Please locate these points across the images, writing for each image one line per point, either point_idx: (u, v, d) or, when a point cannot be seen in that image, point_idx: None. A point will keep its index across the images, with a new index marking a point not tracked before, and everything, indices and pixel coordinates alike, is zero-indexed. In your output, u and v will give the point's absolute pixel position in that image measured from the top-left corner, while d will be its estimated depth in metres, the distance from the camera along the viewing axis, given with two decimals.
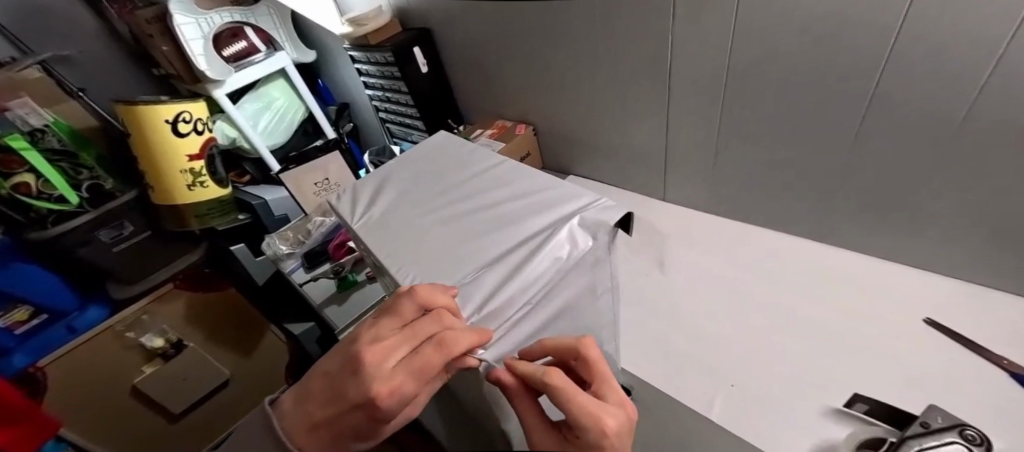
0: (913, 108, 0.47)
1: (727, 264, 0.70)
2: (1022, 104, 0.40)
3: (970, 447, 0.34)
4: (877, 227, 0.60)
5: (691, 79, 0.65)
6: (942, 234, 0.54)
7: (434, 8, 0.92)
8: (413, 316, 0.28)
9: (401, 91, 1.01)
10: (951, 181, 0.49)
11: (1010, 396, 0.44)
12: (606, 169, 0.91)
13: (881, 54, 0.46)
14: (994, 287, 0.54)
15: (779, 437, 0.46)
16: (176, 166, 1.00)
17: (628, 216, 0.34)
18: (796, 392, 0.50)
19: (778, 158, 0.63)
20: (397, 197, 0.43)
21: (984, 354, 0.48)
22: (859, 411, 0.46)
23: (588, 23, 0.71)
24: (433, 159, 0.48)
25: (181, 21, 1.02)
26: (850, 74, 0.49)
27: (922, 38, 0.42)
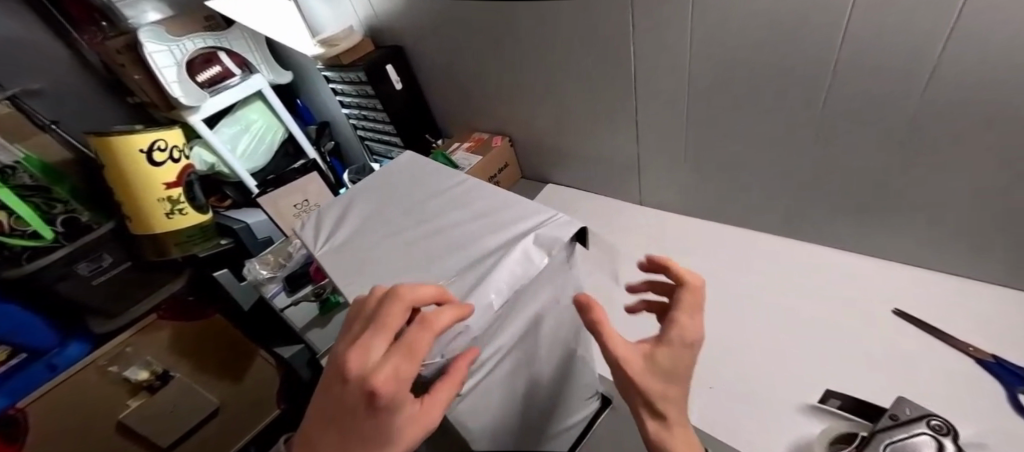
0: (874, 101, 0.49)
1: (735, 269, 0.70)
2: (973, 90, 0.42)
3: (936, 438, 0.35)
4: (859, 217, 0.61)
5: (658, 85, 0.67)
6: (919, 222, 0.56)
7: (405, 27, 0.93)
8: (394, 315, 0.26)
9: (377, 109, 1.01)
10: (927, 170, 0.50)
11: (971, 385, 0.47)
12: (583, 175, 0.93)
13: (833, 50, 0.48)
14: (965, 276, 0.57)
15: (757, 436, 0.48)
16: (153, 195, 1.00)
17: (583, 230, 0.34)
18: (776, 391, 0.51)
19: (753, 155, 0.65)
20: (363, 221, 0.43)
21: (953, 342, 0.51)
22: (835, 407, 0.47)
23: (554, 35, 0.72)
24: (399, 182, 0.48)
25: (153, 49, 1.02)
26: (808, 71, 0.51)
27: (868, 35, 0.45)
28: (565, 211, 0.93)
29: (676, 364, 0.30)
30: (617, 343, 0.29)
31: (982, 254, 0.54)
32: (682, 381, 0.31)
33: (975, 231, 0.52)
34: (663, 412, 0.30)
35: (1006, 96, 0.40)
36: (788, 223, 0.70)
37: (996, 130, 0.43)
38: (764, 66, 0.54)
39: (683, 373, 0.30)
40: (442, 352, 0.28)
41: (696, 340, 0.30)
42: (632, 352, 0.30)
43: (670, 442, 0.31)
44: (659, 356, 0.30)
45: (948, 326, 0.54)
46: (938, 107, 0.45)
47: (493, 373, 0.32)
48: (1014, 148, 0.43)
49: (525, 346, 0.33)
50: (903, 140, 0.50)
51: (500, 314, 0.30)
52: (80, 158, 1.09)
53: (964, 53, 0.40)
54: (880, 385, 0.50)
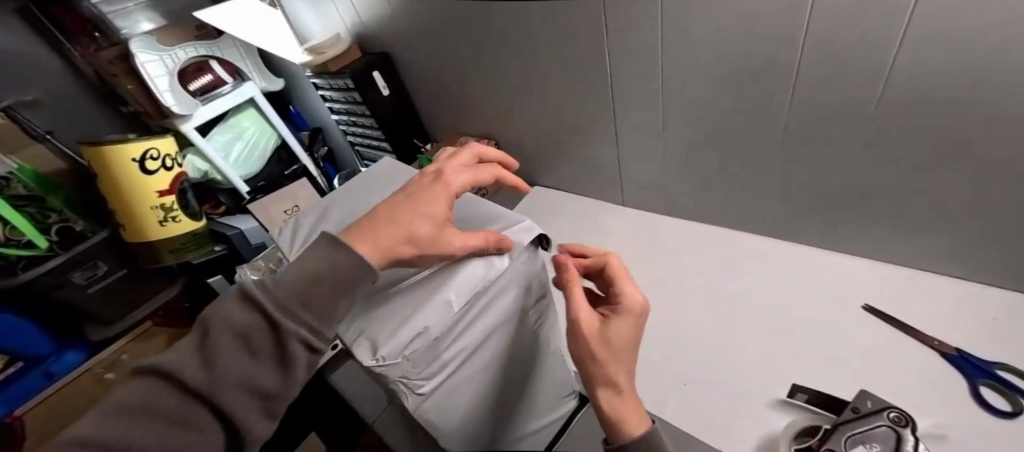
0: (853, 102, 0.49)
1: (724, 269, 0.71)
2: (952, 89, 0.42)
3: (895, 429, 0.36)
4: (845, 216, 0.62)
5: (638, 90, 0.68)
6: (908, 219, 0.56)
7: (391, 34, 0.94)
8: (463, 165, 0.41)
9: (365, 114, 1.03)
10: (921, 168, 0.50)
11: (935, 377, 0.50)
12: (567, 177, 0.94)
13: (807, 52, 0.49)
14: (929, 271, 0.60)
15: (731, 431, 0.50)
16: (147, 203, 1.00)
17: (542, 237, 0.38)
18: (745, 389, 0.53)
19: (737, 156, 0.65)
20: (339, 226, 0.44)
21: (918, 336, 0.53)
22: (802, 401, 0.49)
23: (535, 41, 0.73)
24: (376, 186, 0.49)
25: (144, 59, 1.03)
26: (785, 72, 0.52)
27: (841, 37, 0.45)
28: (552, 213, 0.94)
29: (627, 328, 0.31)
30: (574, 296, 0.32)
31: (975, 250, 0.54)
32: (633, 351, 0.31)
33: (942, 227, 0.54)
34: (612, 379, 0.30)
35: (963, 98, 0.42)
36: (775, 223, 0.71)
37: (955, 131, 0.45)
38: (742, 69, 0.55)
39: (634, 342, 0.31)
40: (403, 351, 0.29)
41: (642, 306, 0.32)
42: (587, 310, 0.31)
43: (621, 416, 0.30)
44: (613, 320, 0.31)
45: (912, 319, 0.56)
46: (902, 109, 0.47)
47: (459, 373, 0.33)
48: (1017, 146, 0.43)
49: (494, 345, 0.35)
50: (892, 140, 0.50)
51: (462, 316, 0.32)
52: (73, 168, 1.10)
53: (924, 57, 0.42)
54: (845, 379, 0.52)
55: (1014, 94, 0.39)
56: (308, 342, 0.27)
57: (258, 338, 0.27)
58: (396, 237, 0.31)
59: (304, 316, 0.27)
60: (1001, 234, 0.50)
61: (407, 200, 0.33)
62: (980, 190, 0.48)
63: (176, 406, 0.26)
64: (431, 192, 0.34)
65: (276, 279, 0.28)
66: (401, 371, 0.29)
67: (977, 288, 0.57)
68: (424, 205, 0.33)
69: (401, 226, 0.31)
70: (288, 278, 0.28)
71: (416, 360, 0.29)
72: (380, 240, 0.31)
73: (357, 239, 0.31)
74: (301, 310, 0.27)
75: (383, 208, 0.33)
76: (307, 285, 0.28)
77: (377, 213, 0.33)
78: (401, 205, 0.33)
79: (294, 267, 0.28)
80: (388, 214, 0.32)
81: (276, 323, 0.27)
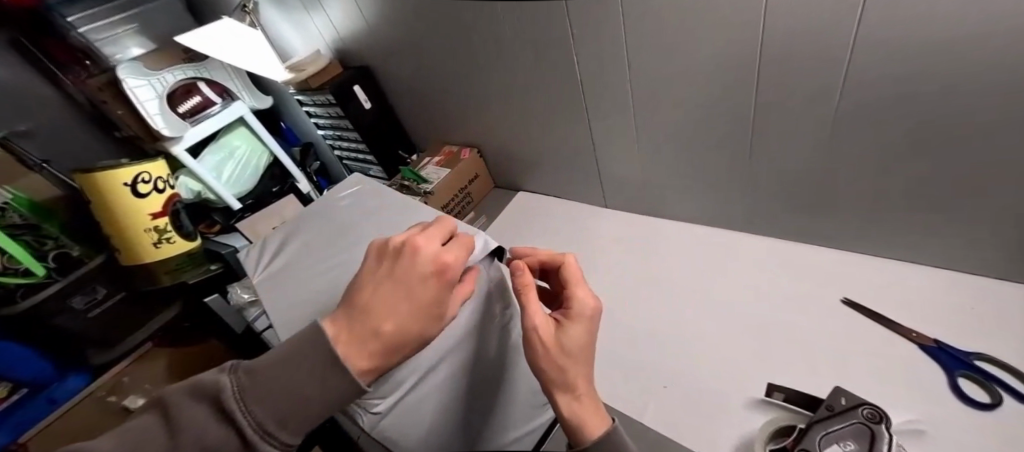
0: (821, 92, 0.50)
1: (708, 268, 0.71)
2: (917, 75, 0.42)
3: (869, 426, 0.35)
4: (824, 209, 0.62)
5: (613, 91, 0.68)
6: (885, 209, 0.56)
7: (369, 48, 0.95)
8: (428, 245, 0.32)
9: (348, 128, 1.04)
10: (894, 157, 0.50)
11: (912, 367, 0.50)
12: (550, 181, 0.94)
13: (771, 43, 0.49)
14: (908, 260, 0.60)
15: (708, 435, 0.49)
16: (140, 224, 1.00)
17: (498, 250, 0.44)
18: (724, 391, 0.53)
19: (712, 153, 0.66)
20: (301, 248, 0.48)
21: (896, 328, 0.53)
22: (780, 400, 0.47)
23: (508, 47, 0.74)
24: (340, 206, 0.52)
25: (133, 84, 1.05)
26: (752, 65, 0.52)
27: (802, 27, 0.45)
28: (537, 218, 0.94)
29: (582, 332, 0.35)
30: (532, 307, 0.35)
31: (953, 236, 0.54)
32: (587, 354, 0.35)
33: (917, 214, 0.54)
34: (571, 378, 0.33)
35: (923, 85, 0.43)
36: (756, 220, 0.71)
37: (919, 118, 0.45)
38: (709, 63, 0.55)
39: (587, 343, 0.35)
40: None
41: (593, 310, 0.36)
42: (544, 318, 0.35)
43: (582, 415, 0.33)
44: (569, 326, 0.35)
45: (891, 312, 0.56)
46: (866, 98, 0.47)
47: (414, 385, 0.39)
48: (985, 129, 0.42)
49: (448, 358, 0.41)
50: (865, 129, 0.50)
51: None
52: (70, 195, 1.10)
53: (885, 45, 0.42)
54: (823, 373, 0.52)
55: (976, 77, 0.39)
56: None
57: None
58: (409, 351, 0.30)
59: (282, 440, 0.27)
60: (975, 220, 0.50)
61: (413, 303, 0.30)
62: (948, 177, 0.48)
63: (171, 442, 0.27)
64: (437, 295, 0.31)
65: (259, 399, 0.27)
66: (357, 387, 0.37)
67: (955, 276, 0.57)
68: (432, 315, 0.30)
69: (407, 344, 0.30)
70: (271, 404, 0.27)
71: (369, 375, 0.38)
72: (385, 359, 0.29)
73: (366, 354, 0.29)
74: (280, 434, 0.27)
75: (377, 326, 0.28)
76: (301, 414, 0.27)
77: (373, 332, 0.29)
78: (403, 321, 0.29)
79: (280, 391, 0.28)
80: (385, 334, 0.29)
81: (252, 444, 0.27)
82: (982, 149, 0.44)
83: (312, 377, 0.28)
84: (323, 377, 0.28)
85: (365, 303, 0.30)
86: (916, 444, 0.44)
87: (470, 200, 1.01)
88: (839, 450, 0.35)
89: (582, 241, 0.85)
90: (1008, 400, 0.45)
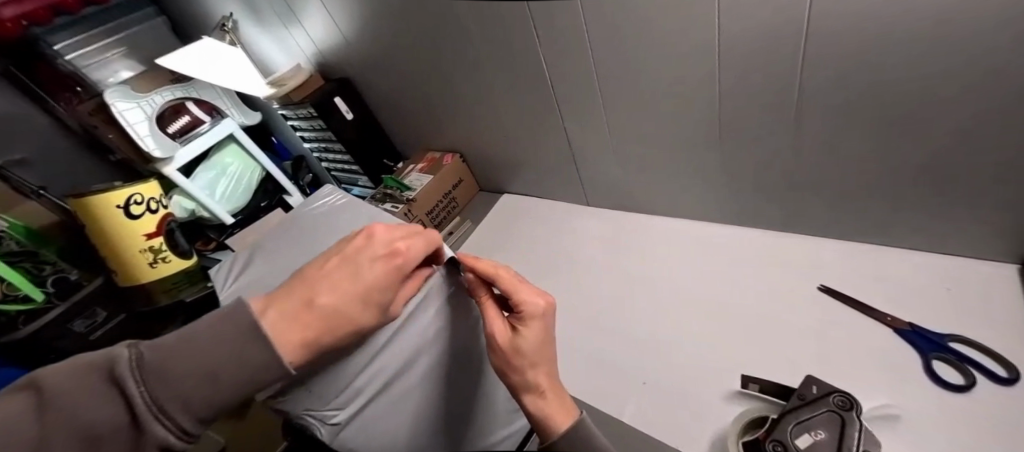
0: (802, 78, 0.49)
1: (692, 262, 0.71)
2: (894, 57, 0.42)
3: (842, 414, 0.36)
4: (806, 198, 0.61)
5: (593, 88, 0.68)
6: (862, 195, 0.56)
7: (350, 60, 0.96)
8: (391, 231, 0.35)
9: (333, 140, 1.05)
10: (873, 141, 0.50)
11: (886, 354, 0.50)
12: (534, 183, 0.95)
13: (749, 33, 0.49)
14: (886, 244, 0.60)
15: (690, 432, 0.49)
16: (135, 246, 0.99)
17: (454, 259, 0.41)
18: (704, 386, 0.53)
19: (689, 146, 0.66)
20: (269, 264, 0.48)
21: (872, 314, 0.53)
22: (755, 391, 0.48)
23: (484, 51, 0.74)
24: (313, 221, 0.52)
25: (123, 107, 1.04)
26: (732, 55, 0.52)
27: (783, 14, 0.45)
28: (522, 219, 0.94)
29: (535, 332, 0.35)
30: (489, 315, 0.37)
31: (932, 219, 0.53)
32: (547, 352, 0.36)
33: (891, 196, 0.54)
34: (530, 377, 0.34)
35: (899, 67, 0.42)
36: (737, 212, 0.70)
37: (899, 100, 0.45)
38: (688, 55, 0.55)
39: (544, 341, 0.36)
40: None
41: (543, 306, 0.36)
42: (500, 324, 0.37)
43: (547, 412, 0.34)
44: (521, 328, 0.36)
45: (868, 297, 0.56)
46: (844, 83, 0.47)
47: (381, 399, 0.39)
48: (963, 109, 0.42)
49: (416, 368, 0.41)
50: (844, 115, 0.50)
51: None
52: (64, 221, 1.11)
53: (865, 27, 0.41)
54: (802, 363, 0.52)
55: (938, 57, 0.40)
56: (169, 444, 0.24)
57: (113, 433, 0.24)
58: (336, 340, 0.29)
59: (177, 421, 0.24)
60: (952, 202, 0.50)
61: (363, 283, 0.31)
62: (930, 160, 0.48)
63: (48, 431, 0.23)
64: (382, 279, 0.32)
65: (159, 374, 0.24)
66: (303, 402, 0.37)
67: (931, 257, 0.57)
68: (371, 295, 0.31)
69: (341, 322, 0.30)
70: (174, 382, 0.24)
71: (314, 392, 0.37)
72: (316, 333, 0.29)
73: (290, 332, 0.27)
74: (177, 415, 0.24)
75: (314, 296, 0.29)
76: (206, 395, 0.24)
77: (307, 303, 0.29)
78: (338, 296, 0.30)
79: (181, 370, 0.24)
80: (320, 308, 0.29)
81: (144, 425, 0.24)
82: (944, 128, 0.44)
83: (225, 357, 0.25)
84: (241, 358, 0.25)
85: (310, 276, 0.31)
86: (889, 429, 0.44)
87: (456, 204, 1.02)
88: (810, 438, 0.35)
89: (567, 241, 0.85)
90: (982, 381, 0.45)
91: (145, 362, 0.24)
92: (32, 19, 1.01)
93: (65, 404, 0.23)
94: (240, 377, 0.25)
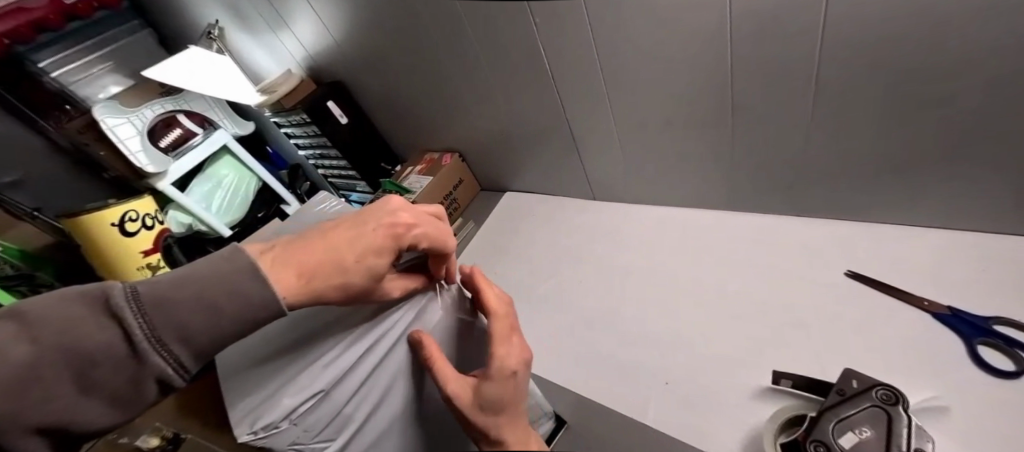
0: (816, 61, 0.46)
1: (708, 254, 0.68)
2: (910, 36, 0.39)
3: (885, 409, 0.33)
4: (823, 184, 0.58)
5: (592, 78, 0.65)
6: (882, 181, 0.53)
7: (341, 63, 0.94)
8: (412, 212, 0.35)
9: (327, 146, 1.03)
10: (890, 125, 0.47)
11: (919, 340, 0.48)
12: (535, 179, 0.92)
13: (757, 15, 0.46)
14: (907, 226, 0.57)
15: (716, 432, 0.47)
16: (132, 265, 0.97)
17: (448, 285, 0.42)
18: (723, 387, 0.51)
19: (699, 135, 0.63)
20: None
21: (906, 298, 0.51)
22: (787, 387, 0.46)
23: (479, 44, 0.71)
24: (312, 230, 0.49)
25: (113, 123, 1.01)
26: (742, 38, 0.49)
27: None
28: (524, 219, 0.91)
29: (499, 387, 0.29)
30: (444, 375, 0.32)
31: (958, 202, 0.50)
32: (518, 405, 0.30)
33: (908, 178, 0.51)
34: (496, 436, 0.28)
35: (916, 48, 0.40)
36: (750, 201, 0.67)
37: (918, 83, 0.42)
38: (692, 43, 0.52)
39: (514, 397, 0.30)
40: (281, 420, 0.31)
41: (512, 362, 0.31)
42: (460, 383, 0.31)
43: None
44: (483, 385, 0.30)
45: (898, 281, 0.53)
46: (859, 64, 0.44)
47: (376, 418, 0.36)
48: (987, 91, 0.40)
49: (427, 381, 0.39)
50: (860, 98, 0.47)
51: (356, 369, 0.34)
52: (60, 240, 1.07)
53: (878, 10, 0.39)
54: (831, 355, 0.49)
55: (954, 27, 0.37)
56: (165, 379, 0.25)
57: (105, 368, 0.24)
58: (325, 299, 0.31)
59: (176, 353, 0.24)
60: (983, 186, 0.47)
61: (361, 252, 0.31)
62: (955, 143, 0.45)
63: (21, 364, 0.22)
64: (379, 246, 0.32)
65: (158, 305, 0.24)
66: (291, 436, 0.31)
67: (954, 235, 0.54)
68: (363, 264, 0.31)
69: (332, 274, 0.31)
70: (174, 308, 0.24)
71: (304, 424, 0.32)
72: (309, 277, 0.30)
73: (288, 281, 0.29)
74: (176, 347, 0.24)
75: (320, 252, 0.31)
76: (203, 323, 0.24)
77: (312, 257, 0.31)
78: (335, 249, 0.31)
79: (181, 301, 0.24)
80: (319, 256, 0.31)
81: (139, 353, 0.24)
82: (963, 105, 0.41)
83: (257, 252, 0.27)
84: None
85: (325, 231, 0.34)
86: (939, 425, 0.41)
87: (457, 205, 0.99)
88: (854, 437, 0.33)
89: (574, 238, 0.82)
90: None
91: (142, 295, 0.24)
92: (14, 38, 0.98)
93: (55, 334, 0.23)
94: (241, 314, 0.25)
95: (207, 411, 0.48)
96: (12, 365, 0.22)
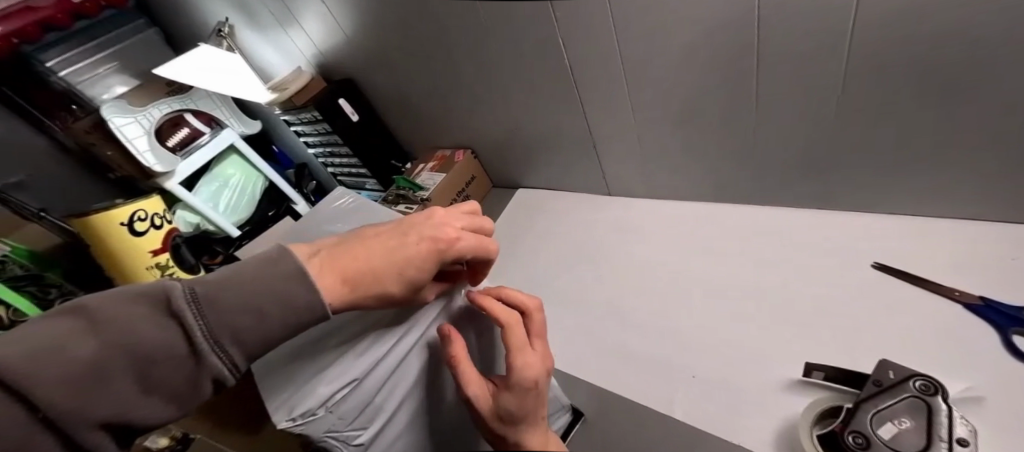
0: (843, 53, 0.46)
1: (728, 248, 0.67)
2: (942, 28, 0.40)
3: (923, 399, 0.34)
4: (845, 176, 0.58)
5: (612, 73, 0.65)
6: (906, 172, 0.53)
7: (352, 60, 0.93)
8: (456, 225, 0.34)
9: (338, 143, 1.02)
10: None
11: (951, 330, 0.47)
12: (549, 176, 0.92)
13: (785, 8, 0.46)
14: (931, 218, 0.57)
15: (747, 425, 0.47)
16: (141, 264, 0.95)
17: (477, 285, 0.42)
18: (751, 380, 0.51)
19: (719, 128, 0.63)
20: None
21: (936, 288, 0.51)
22: (819, 379, 0.46)
23: (496, 40, 0.71)
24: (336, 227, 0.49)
25: (120, 122, 1.01)
26: (770, 31, 0.49)
27: None
28: (538, 215, 0.91)
29: (518, 399, 0.27)
30: (465, 373, 0.30)
31: (983, 193, 0.50)
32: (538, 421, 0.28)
33: (934, 169, 0.51)
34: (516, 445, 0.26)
35: (948, 39, 0.40)
36: (769, 193, 0.67)
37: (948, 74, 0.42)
38: (718, 36, 0.52)
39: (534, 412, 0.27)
40: (316, 406, 0.30)
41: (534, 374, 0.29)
42: (480, 385, 0.29)
43: None
44: (505, 392, 0.28)
45: (925, 271, 0.53)
46: (889, 56, 0.44)
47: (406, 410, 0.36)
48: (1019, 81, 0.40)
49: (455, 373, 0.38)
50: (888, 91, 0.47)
51: (386, 358, 0.34)
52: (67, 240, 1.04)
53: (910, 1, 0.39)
54: (860, 347, 0.49)
55: (987, 18, 0.37)
56: (219, 378, 0.25)
57: (164, 366, 0.24)
58: (366, 305, 0.31)
59: (232, 354, 0.24)
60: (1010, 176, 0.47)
61: (405, 263, 0.31)
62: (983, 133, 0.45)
63: (67, 365, 0.22)
64: (424, 258, 0.31)
65: (213, 302, 0.24)
66: (326, 424, 0.31)
67: (978, 226, 0.54)
68: (407, 275, 0.31)
69: (377, 283, 0.30)
70: (229, 309, 0.24)
71: (338, 411, 0.31)
72: (353, 282, 0.30)
73: (334, 286, 0.29)
74: (231, 347, 0.24)
75: (363, 260, 0.31)
76: (252, 319, 0.24)
77: (355, 263, 0.30)
78: (379, 257, 0.31)
79: (230, 294, 0.24)
80: (365, 263, 0.30)
81: (196, 348, 0.24)
82: (995, 95, 0.42)
83: None
84: None
85: (366, 236, 0.33)
86: (976, 414, 0.41)
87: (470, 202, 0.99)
88: (894, 428, 0.33)
89: (591, 232, 0.82)
90: None
91: (203, 295, 0.24)
92: (23, 37, 0.96)
93: (109, 329, 0.23)
94: (287, 313, 0.25)
95: (222, 407, 0.47)
96: (61, 365, 0.22)
